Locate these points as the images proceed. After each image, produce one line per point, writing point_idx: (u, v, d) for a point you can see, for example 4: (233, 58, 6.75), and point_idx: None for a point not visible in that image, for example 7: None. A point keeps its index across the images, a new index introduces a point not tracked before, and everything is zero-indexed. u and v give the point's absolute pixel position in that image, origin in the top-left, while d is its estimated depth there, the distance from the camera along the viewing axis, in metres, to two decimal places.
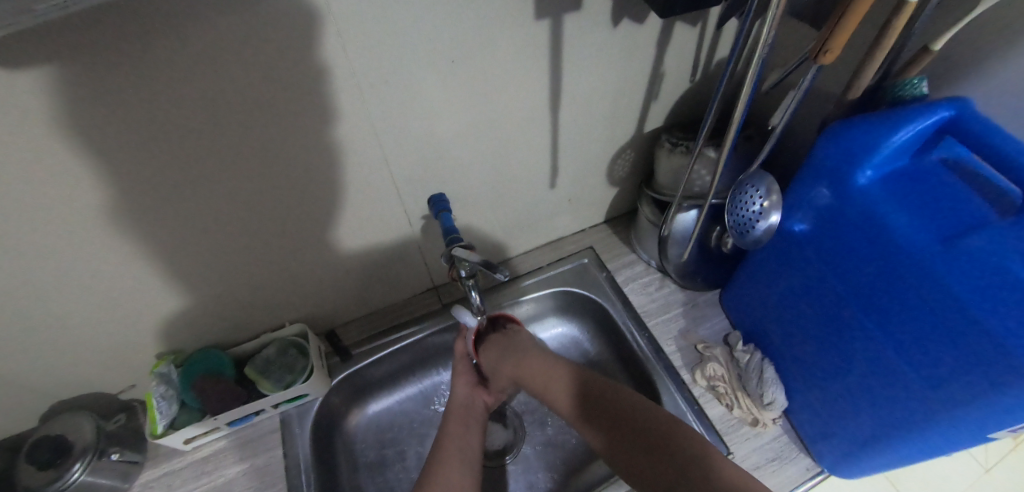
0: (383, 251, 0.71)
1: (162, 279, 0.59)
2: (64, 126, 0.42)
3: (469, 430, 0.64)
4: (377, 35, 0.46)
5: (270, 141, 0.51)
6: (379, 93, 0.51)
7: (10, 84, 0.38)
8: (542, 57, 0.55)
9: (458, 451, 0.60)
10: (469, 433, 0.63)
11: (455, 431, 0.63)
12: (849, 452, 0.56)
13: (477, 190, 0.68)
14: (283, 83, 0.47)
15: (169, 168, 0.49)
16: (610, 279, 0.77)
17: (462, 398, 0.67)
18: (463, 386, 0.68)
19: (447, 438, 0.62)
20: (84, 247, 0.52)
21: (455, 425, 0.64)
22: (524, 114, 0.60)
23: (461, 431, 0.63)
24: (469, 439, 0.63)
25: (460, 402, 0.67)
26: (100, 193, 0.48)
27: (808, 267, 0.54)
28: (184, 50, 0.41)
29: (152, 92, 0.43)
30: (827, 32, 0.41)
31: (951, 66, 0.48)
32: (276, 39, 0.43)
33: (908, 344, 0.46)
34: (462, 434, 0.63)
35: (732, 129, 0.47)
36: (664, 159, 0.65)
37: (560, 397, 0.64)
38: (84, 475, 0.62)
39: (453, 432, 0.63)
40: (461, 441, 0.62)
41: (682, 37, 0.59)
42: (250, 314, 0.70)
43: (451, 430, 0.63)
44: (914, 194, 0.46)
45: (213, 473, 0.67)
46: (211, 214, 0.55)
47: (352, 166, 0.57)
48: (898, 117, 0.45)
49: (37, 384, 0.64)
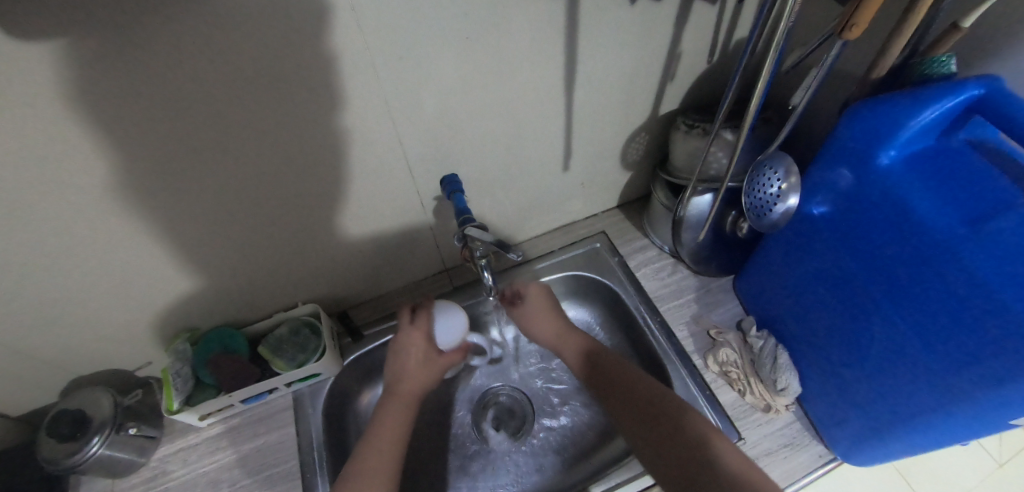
0: (394, 233, 0.72)
1: (177, 257, 0.60)
2: (81, 100, 0.42)
3: (404, 416, 0.64)
4: (391, 12, 0.45)
5: (283, 118, 0.51)
6: (393, 71, 0.50)
7: (27, 55, 0.38)
8: (558, 35, 0.54)
9: (390, 444, 0.60)
10: (405, 419, 0.63)
11: (395, 418, 0.63)
12: (864, 439, 0.56)
13: (489, 172, 0.68)
14: (297, 59, 0.46)
15: (184, 144, 0.49)
16: (622, 264, 0.77)
17: (410, 379, 0.67)
18: (412, 366, 0.68)
19: (380, 426, 0.62)
20: (102, 222, 0.52)
21: (396, 411, 0.64)
22: (536, 94, 0.60)
23: (398, 418, 0.63)
24: (403, 425, 0.63)
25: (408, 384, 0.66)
26: (117, 169, 0.48)
27: (827, 251, 0.54)
28: (197, 24, 0.41)
29: (166, 66, 0.43)
30: (853, 6, 0.40)
31: (982, 44, 0.46)
32: (289, 15, 0.43)
33: (929, 330, 0.45)
34: (398, 422, 0.63)
35: (752, 109, 0.46)
36: (679, 141, 0.64)
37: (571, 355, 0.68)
38: (103, 448, 0.63)
39: (392, 418, 0.63)
40: (396, 428, 0.62)
41: (700, 15, 0.58)
42: (263, 293, 0.71)
43: (390, 417, 0.63)
44: (940, 174, 0.44)
45: (227, 450, 0.68)
46: (224, 192, 0.56)
47: (365, 146, 0.57)
48: (925, 95, 0.43)
49: (57, 359, 0.66)
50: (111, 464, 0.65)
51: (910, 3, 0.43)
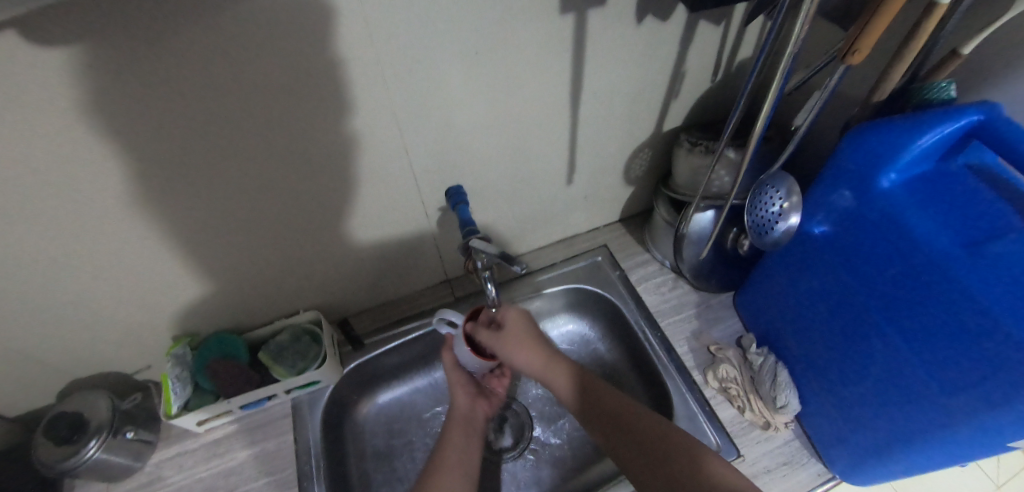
0: (398, 242, 0.72)
1: (180, 261, 0.60)
2: (96, 106, 0.43)
3: (463, 435, 0.64)
4: (403, 26, 0.46)
5: (293, 127, 0.52)
6: (402, 83, 0.51)
7: (46, 59, 0.39)
8: (566, 52, 0.55)
9: (460, 463, 0.60)
10: (469, 438, 0.64)
11: (457, 441, 0.63)
12: (861, 458, 0.56)
13: (493, 184, 0.69)
14: (310, 69, 0.47)
15: (193, 149, 0.50)
16: (623, 278, 0.77)
17: (464, 408, 0.67)
18: (464, 397, 0.68)
19: (446, 448, 0.62)
20: (108, 224, 0.53)
21: (457, 435, 0.64)
22: (543, 108, 0.60)
23: (459, 440, 0.63)
24: (470, 444, 0.63)
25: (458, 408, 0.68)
26: (126, 173, 0.49)
27: (826, 270, 0.54)
28: (213, 33, 0.42)
29: (180, 73, 0.43)
30: (856, 32, 0.41)
31: (981, 69, 0.47)
32: (304, 27, 0.44)
33: (925, 351, 0.46)
34: (461, 440, 0.63)
35: (758, 127, 0.47)
36: (683, 158, 0.65)
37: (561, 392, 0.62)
38: (100, 452, 0.62)
39: (456, 441, 0.63)
40: (460, 444, 0.63)
41: (705, 35, 0.59)
42: (265, 300, 0.71)
43: (452, 442, 0.63)
44: (938, 198, 0.45)
45: (224, 456, 0.68)
46: (231, 197, 0.56)
47: (372, 157, 0.58)
48: (924, 120, 0.44)
49: (56, 361, 0.66)
50: (106, 468, 0.64)
51: (912, 28, 0.44)
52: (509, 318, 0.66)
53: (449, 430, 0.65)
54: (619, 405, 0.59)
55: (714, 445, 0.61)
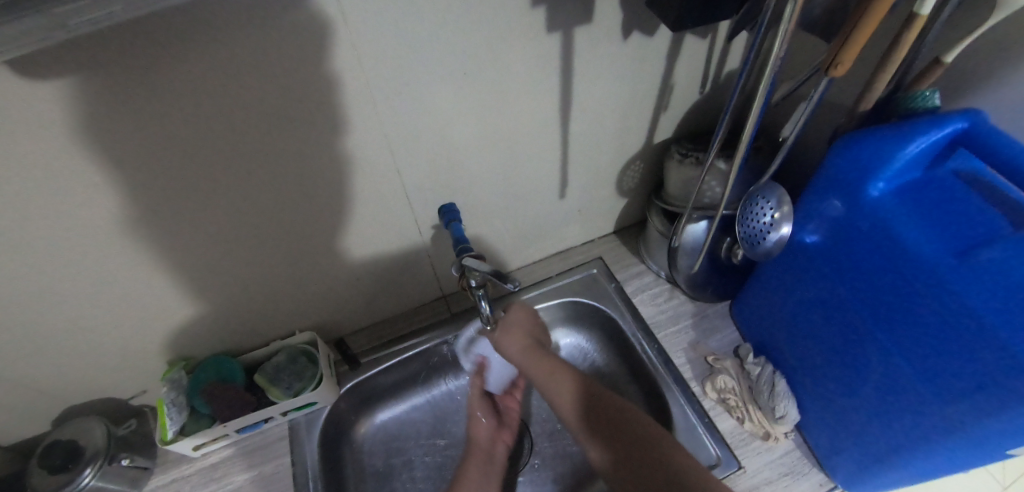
0: (392, 260, 0.72)
1: (175, 285, 0.60)
2: (86, 136, 0.43)
3: (482, 471, 0.65)
4: (390, 49, 0.47)
5: (284, 149, 0.52)
6: (392, 104, 0.52)
7: (36, 93, 0.39)
8: (554, 69, 0.55)
9: None
10: (486, 477, 0.65)
11: (474, 477, 0.64)
12: (863, 468, 0.55)
13: (486, 200, 0.69)
14: (299, 94, 0.48)
15: (186, 176, 0.50)
16: (619, 290, 0.77)
17: (484, 443, 0.69)
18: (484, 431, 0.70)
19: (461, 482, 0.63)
20: (102, 251, 0.53)
21: (474, 470, 0.65)
22: (533, 124, 0.61)
23: (476, 475, 0.64)
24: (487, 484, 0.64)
25: (478, 442, 0.69)
26: (118, 201, 0.49)
27: (819, 280, 0.54)
28: (203, 62, 0.42)
29: (171, 103, 0.44)
30: (838, 45, 0.41)
31: (963, 77, 0.48)
32: (291, 53, 0.44)
33: (922, 358, 0.46)
34: (478, 477, 0.64)
35: (744, 140, 0.47)
36: (674, 170, 0.66)
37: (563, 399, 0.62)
38: (95, 479, 0.62)
39: (472, 475, 0.64)
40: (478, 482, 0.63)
41: (692, 49, 0.59)
42: (261, 322, 0.71)
43: (469, 477, 0.64)
44: (928, 206, 0.45)
45: (222, 480, 0.67)
46: (224, 221, 0.56)
47: (364, 177, 0.58)
48: (910, 129, 0.44)
49: (51, 389, 0.65)
50: None
51: (893, 40, 0.44)
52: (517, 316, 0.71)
53: (466, 462, 0.66)
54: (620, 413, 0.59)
55: (714, 457, 0.61)
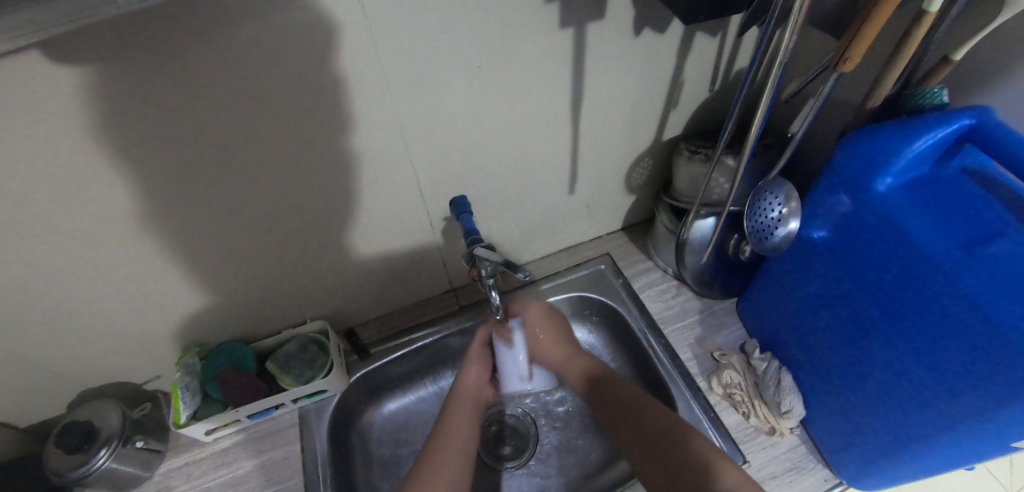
0: (403, 251, 0.73)
1: (190, 271, 0.61)
2: (110, 120, 0.44)
3: (472, 416, 0.64)
4: (406, 41, 0.48)
5: (300, 138, 0.53)
6: (406, 96, 0.53)
7: (65, 76, 0.40)
8: (565, 64, 0.56)
9: (461, 442, 0.60)
10: (472, 423, 0.63)
11: (462, 420, 0.63)
12: (869, 464, 0.55)
13: (496, 193, 0.70)
14: (317, 83, 0.49)
15: (204, 161, 0.51)
16: (627, 286, 0.78)
17: (471, 388, 0.68)
18: (473, 377, 0.69)
19: (452, 424, 0.62)
20: (120, 234, 0.54)
21: (460, 414, 0.64)
22: (544, 119, 0.62)
23: (465, 421, 0.63)
24: (472, 429, 0.63)
25: (466, 387, 0.68)
26: (139, 185, 0.50)
27: (827, 275, 0.55)
28: (227, 51, 0.44)
29: (192, 88, 0.45)
30: (847, 40, 0.42)
31: (971, 75, 0.48)
32: (310, 42, 0.45)
33: (930, 352, 0.46)
34: (467, 421, 0.63)
35: (753, 134, 0.48)
36: (682, 166, 0.66)
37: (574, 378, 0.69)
38: (110, 461, 0.63)
39: (459, 417, 0.63)
40: (466, 426, 0.62)
41: (702, 46, 0.60)
42: (273, 310, 0.72)
43: (456, 419, 0.63)
44: (936, 201, 0.45)
45: (232, 465, 0.68)
46: (239, 209, 0.57)
47: (378, 168, 0.59)
48: (918, 125, 0.45)
49: (68, 372, 0.67)
50: (115, 477, 0.65)
51: (902, 36, 0.45)
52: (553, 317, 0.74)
53: (455, 410, 0.64)
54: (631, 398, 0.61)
55: (720, 451, 0.61)
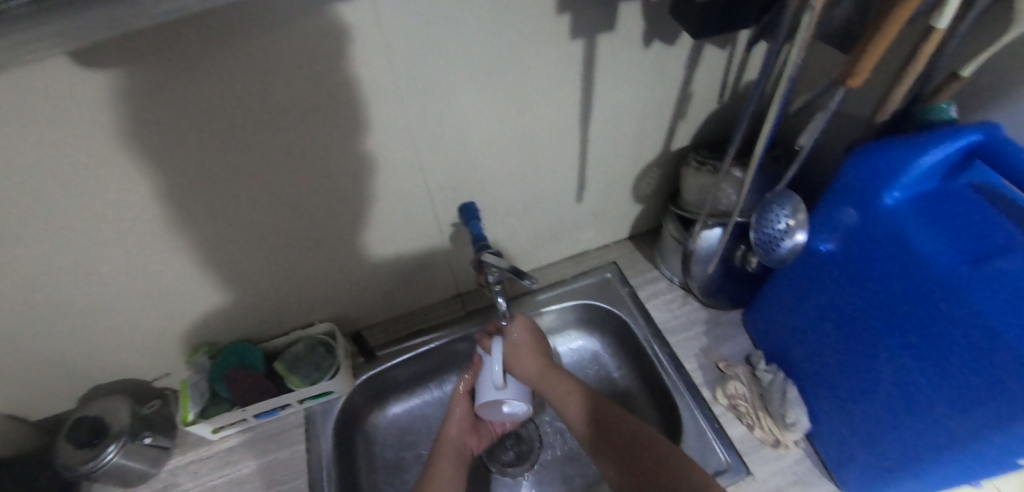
0: (411, 256, 0.74)
1: (202, 271, 0.62)
2: (130, 123, 0.46)
3: (456, 465, 0.65)
4: (419, 50, 0.49)
5: (314, 143, 0.54)
6: (418, 104, 0.54)
7: (90, 81, 0.41)
8: (574, 74, 0.57)
9: None
10: (457, 473, 0.65)
11: (447, 470, 0.64)
12: (874, 479, 0.55)
13: (504, 200, 0.70)
14: (332, 90, 0.50)
15: (220, 164, 0.52)
16: (632, 294, 0.78)
17: (455, 436, 0.69)
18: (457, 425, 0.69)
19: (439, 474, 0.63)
20: (137, 234, 0.55)
21: (445, 464, 0.65)
22: (553, 128, 0.63)
23: (449, 471, 0.64)
24: (458, 479, 0.64)
25: (450, 435, 0.68)
26: (156, 187, 0.52)
27: (833, 288, 0.55)
28: (246, 58, 0.45)
29: (211, 94, 0.46)
30: (855, 56, 0.42)
31: (980, 92, 0.48)
32: (327, 51, 0.47)
33: (936, 367, 0.45)
34: (452, 470, 0.64)
35: (759, 149, 0.48)
36: (690, 177, 0.67)
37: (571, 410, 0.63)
38: (118, 457, 0.64)
39: (445, 467, 0.64)
40: (452, 475, 0.64)
41: (711, 59, 0.61)
42: (282, 311, 0.73)
43: (442, 470, 0.64)
44: (943, 216, 0.46)
45: (237, 464, 0.69)
46: (252, 212, 0.58)
47: (389, 174, 0.60)
48: (926, 140, 0.45)
49: (80, 368, 0.68)
50: (123, 473, 0.66)
51: (911, 53, 0.45)
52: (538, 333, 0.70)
53: (438, 460, 0.65)
54: (615, 417, 0.61)
55: (724, 462, 0.61)
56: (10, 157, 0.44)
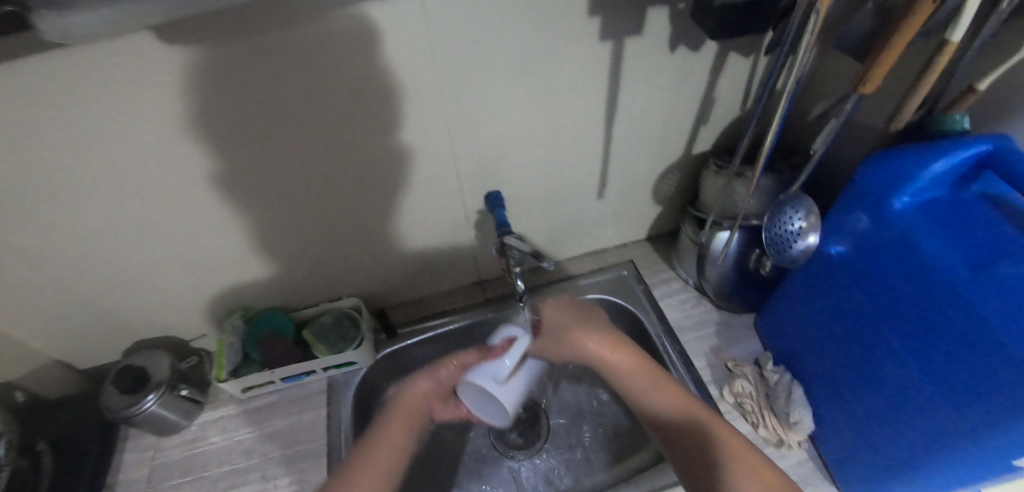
0: (437, 241, 0.77)
1: (245, 239, 0.67)
2: (198, 95, 0.51)
3: (406, 430, 0.68)
4: (460, 44, 0.53)
5: (357, 125, 0.58)
6: (455, 94, 0.58)
7: (170, 54, 0.47)
8: (602, 74, 0.61)
9: (388, 457, 0.63)
10: (405, 437, 0.67)
11: (397, 432, 0.67)
12: (874, 482, 0.56)
13: (529, 192, 0.74)
14: (377, 76, 0.54)
15: (271, 138, 0.57)
16: (647, 293, 0.81)
17: (415, 398, 0.72)
18: (421, 388, 0.72)
19: (386, 434, 0.65)
20: (191, 199, 0.60)
21: (397, 424, 0.68)
22: (579, 125, 0.66)
23: (397, 434, 0.66)
24: (404, 446, 0.66)
25: (410, 396, 0.72)
26: (213, 155, 0.57)
27: (841, 291, 0.56)
28: (305, 42, 0.49)
29: (271, 73, 0.51)
30: (867, 64, 0.45)
31: (994, 107, 0.50)
32: (376, 39, 0.51)
33: (937, 368, 0.47)
34: (400, 436, 0.67)
35: (764, 150, 0.51)
36: (709, 180, 0.69)
37: (627, 386, 0.66)
38: (155, 406, 0.69)
39: (394, 429, 0.67)
40: (399, 438, 0.66)
41: (735, 66, 0.64)
42: (313, 284, 0.78)
43: (392, 430, 0.66)
44: (950, 223, 0.48)
45: (263, 422, 0.74)
46: (295, 187, 0.63)
47: (422, 159, 0.64)
48: (937, 148, 0.47)
49: (128, 321, 0.74)
50: (159, 421, 0.71)
51: (926, 64, 0.47)
52: (600, 315, 0.75)
53: (390, 419, 0.68)
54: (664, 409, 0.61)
55: None
56: (95, 118, 0.50)
